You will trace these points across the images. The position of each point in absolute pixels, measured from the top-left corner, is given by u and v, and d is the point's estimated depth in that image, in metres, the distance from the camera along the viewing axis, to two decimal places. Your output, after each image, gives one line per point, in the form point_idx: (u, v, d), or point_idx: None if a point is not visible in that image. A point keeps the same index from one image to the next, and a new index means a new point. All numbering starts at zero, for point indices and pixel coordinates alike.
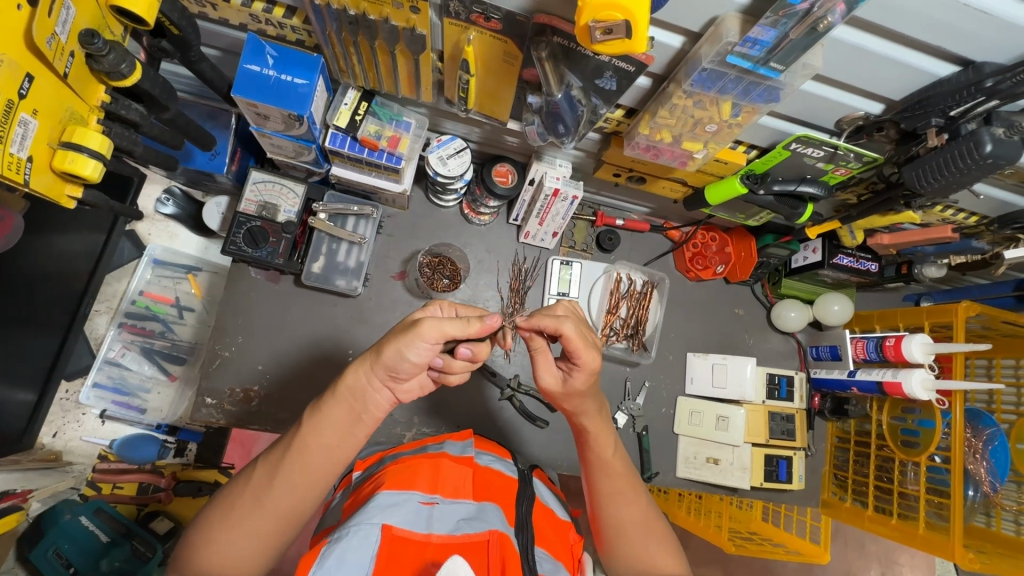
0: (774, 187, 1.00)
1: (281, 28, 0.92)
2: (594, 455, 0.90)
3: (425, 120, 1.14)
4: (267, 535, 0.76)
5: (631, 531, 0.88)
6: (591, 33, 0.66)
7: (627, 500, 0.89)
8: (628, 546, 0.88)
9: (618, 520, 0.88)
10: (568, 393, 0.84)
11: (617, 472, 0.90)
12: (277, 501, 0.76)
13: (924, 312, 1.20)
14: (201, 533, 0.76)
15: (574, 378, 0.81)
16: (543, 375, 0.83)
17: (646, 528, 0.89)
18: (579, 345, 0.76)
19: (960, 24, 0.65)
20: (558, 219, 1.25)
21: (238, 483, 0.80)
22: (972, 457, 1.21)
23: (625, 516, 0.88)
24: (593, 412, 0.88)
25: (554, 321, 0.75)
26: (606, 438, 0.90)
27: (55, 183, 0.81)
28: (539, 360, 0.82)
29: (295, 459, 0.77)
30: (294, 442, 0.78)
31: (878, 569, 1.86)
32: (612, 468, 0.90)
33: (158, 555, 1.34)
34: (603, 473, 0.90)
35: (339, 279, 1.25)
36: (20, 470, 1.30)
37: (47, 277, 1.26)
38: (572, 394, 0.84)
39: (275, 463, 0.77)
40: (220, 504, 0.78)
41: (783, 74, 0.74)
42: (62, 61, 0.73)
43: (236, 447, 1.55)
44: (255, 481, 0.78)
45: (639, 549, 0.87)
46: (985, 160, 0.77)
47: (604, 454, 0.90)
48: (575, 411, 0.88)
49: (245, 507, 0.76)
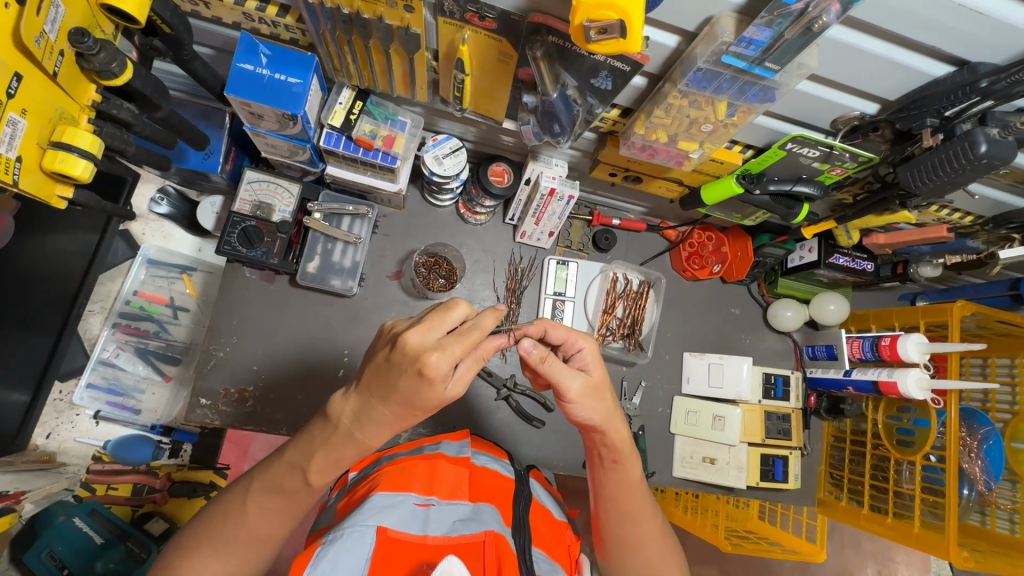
0: (769, 187, 1.00)
1: (275, 27, 0.91)
2: (620, 474, 0.85)
3: (420, 119, 1.13)
4: (258, 552, 0.78)
5: (649, 544, 0.88)
6: (586, 32, 0.65)
7: (644, 521, 0.87)
8: (638, 563, 0.88)
9: (634, 540, 0.87)
10: (594, 386, 0.79)
11: (639, 489, 0.88)
12: (271, 510, 0.76)
13: (919, 311, 1.20)
14: (186, 556, 0.75)
15: (591, 368, 0.80)
16: (566, 379, 0.77)
17: (661, 543, 0.89)
18: (568, 331, 0.81)
19: (956, 24, 0.65)
20: (554, 219, 1.25)
21: (228, 501, 0.78)
22: (966, 456, 1.20)
23: (641, 536, 0.87)
24: (622, 426, 0.83)
25: (537, 325, 0.82)
26: (633, 457, 0.86)
27: (46, 183, 0.80)
28: (556, 366, 0.76)
29: (293, 483, 0.75)
30: (290, 475, 0.75)
31: (874, 568, 1.86)
32: (636, 486, 0.87)
33: (152, 557, 1.33)
34: (625, 492, 0.87)
35: (334, 279, 1.25)
36: (12, 472, 1.27)
37: (40, 277, 1.25)
38: (598, 388, 0.79)
39: (267, 472, 0.76)
40: (207, 527, 0.77)
41: (779, 74, 0.74)
42: (51, 60, 0.73)
43: (233, 446, 1.56)
44: (251, 487, 0.77)
45: (648, 566, 0.88)
46: (979, 161, 0.77)
47: (631, 473, 0.86)
48: (604, 425, 0.81)
49: (242, 533, 0.76)
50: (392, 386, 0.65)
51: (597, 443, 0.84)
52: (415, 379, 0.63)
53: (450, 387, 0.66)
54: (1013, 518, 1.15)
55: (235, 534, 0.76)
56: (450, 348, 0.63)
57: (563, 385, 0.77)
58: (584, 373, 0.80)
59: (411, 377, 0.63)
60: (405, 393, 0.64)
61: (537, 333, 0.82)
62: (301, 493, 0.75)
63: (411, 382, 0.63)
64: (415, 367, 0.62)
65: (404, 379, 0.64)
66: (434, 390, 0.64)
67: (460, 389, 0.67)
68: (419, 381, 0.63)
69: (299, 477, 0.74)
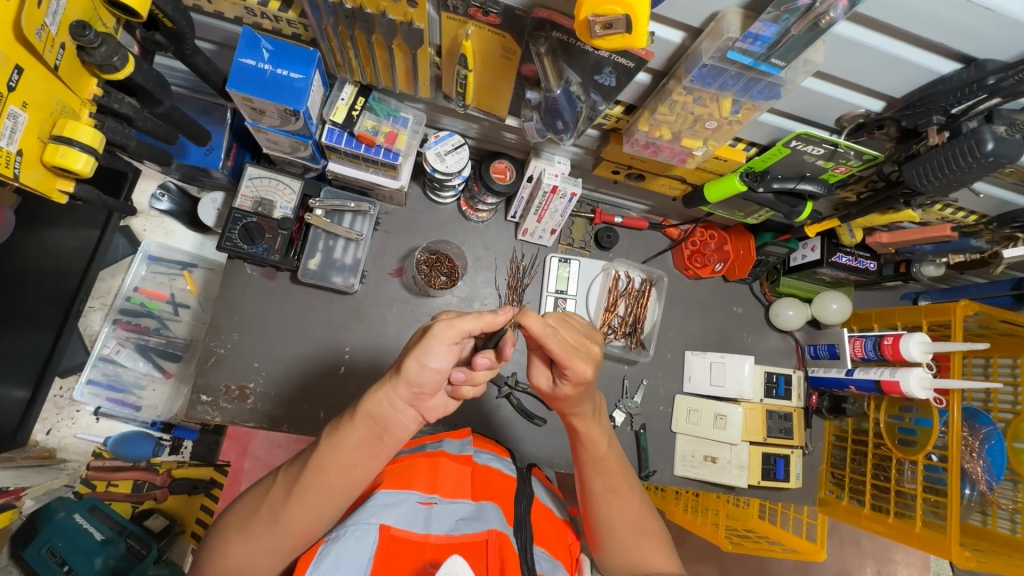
0: (773, 185, 0.99)
1: (277, 22, 0.91)
2: (587, 454, 0.86)
3: (422, 116, 1.12)
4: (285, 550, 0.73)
5: (628, 527, 0.86)
6: (590, 27, 0.65)
7: (619, 499, 0.87)
8: (621, 545, 0.87)
9: (611, 521, 0.87)
10: (555, 395, 0.80)
11: (611, 472, 0.87)
12: (292, 518, 0.71)
13: (922, 311, 1.20)
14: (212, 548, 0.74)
15: (562, 386, 0.77)
16: (534, 373, 0.79)
17: (641, 523, 0.87)
18: (560, 356, 0.71)
19: (965, 21, 0.65)
20: (557, 216, 1.24)
21: (255, 492, 0.76)
22: (969, 456, 1.20)
23: (618, 515, 0.87)
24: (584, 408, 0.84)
25: (541, 329, 0.70)
26: (599, 434, 0.86)
27: (47, 177, 0.79)
28: (534, 360, 0.79)
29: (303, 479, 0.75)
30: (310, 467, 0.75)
31: (873, 567, 1.86)
32: (607, 463, 0.87)
33: (153, 554, 1.36)
34: (596, 471, 0.87)
35: (335, 275, 1.25)
36: (12, 468, 1.28)
37: (41, 272, 1.25)
38: (560, 398, 0.80)
39: (295, 470, 0.73)
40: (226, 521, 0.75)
41: (784, 71, 0.74)
42: (52, 53, 0.72)
43: (233, 444, 1.56)
44: (276, 484, 0.74)
45: (630, 549, 0.86)
46: (986, 159, 0.76)
47: (597, 452, 0.86)
48: (570, 411, 0.83)
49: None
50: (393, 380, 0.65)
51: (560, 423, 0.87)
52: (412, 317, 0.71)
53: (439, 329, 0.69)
54: (1014, 518, 1.14)
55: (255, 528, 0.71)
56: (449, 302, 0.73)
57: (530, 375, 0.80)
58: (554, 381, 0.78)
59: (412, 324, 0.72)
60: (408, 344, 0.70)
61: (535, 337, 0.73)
62: None
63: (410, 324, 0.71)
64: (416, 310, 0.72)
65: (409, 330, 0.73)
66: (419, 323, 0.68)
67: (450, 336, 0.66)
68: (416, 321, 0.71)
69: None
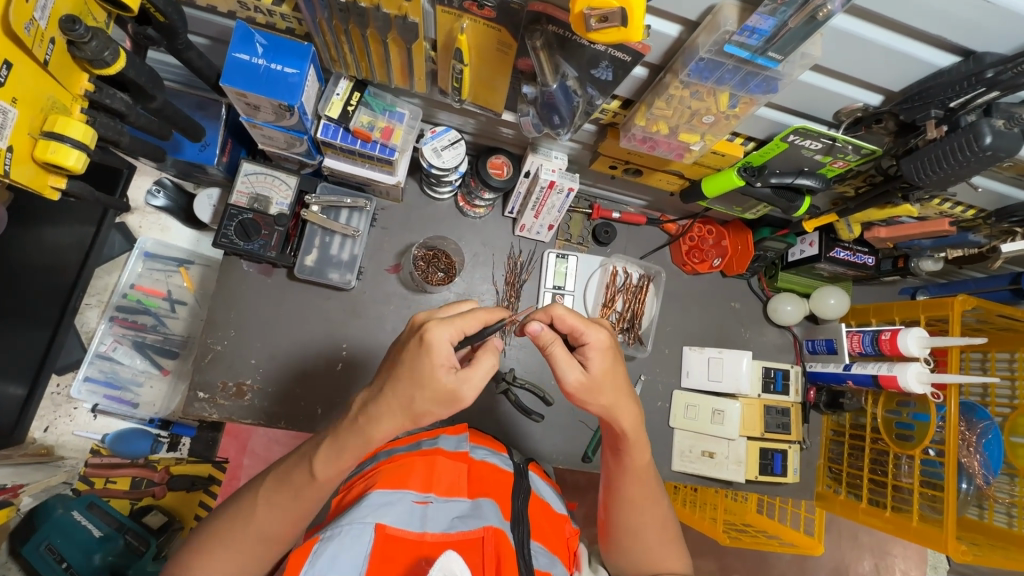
0: (771, 180, 0.98)
1: (271, 16, 0.90)
2: (629, 460, 0.85)
3: (419, 111, 1.11)
4: (266, 552, 0.77)
5: (650, 534, 0.89)
6: (586, 20, 0.64)
7: (647, 507, 0.88)
8: (639, 548, 0.89)
9: (633, 525, 0.88)
10: (594, 384, 0.76)
11: (646, 480, 0.88)
12: (276, 525, 0.75)
13: (920, 305, 1.20)
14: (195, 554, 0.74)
15: (593, 363, 0.76)
16: (564, 371, 0.75)
17: (661, 530, 0.90)
18: (577, 321, 0.76)
19: (968, 15, 0.64)
20: (554, 212, 1.24)
21: (240, 501, 0.77)
22: (966, 450, 1.19)
23: (643, 520, 0.88)
24: (632, 415, 0.81)
25: (545, 306, 0.78)
26: (642, 443, 0.85)
27: (38, 175, 0.79)
28: (556, 354, 0.75)
29: (291, 477, 0.75)
30: (300, 467, 0.75)
31: (871, 562, 1.87)
32: (644, 473, 0.87)
33: (152, 550, 1.37)
34: (632, 478, 0.87)
35: (332, 272, 1.24)
36: (11, 465, 1.28)
37: (33, 270, 1.24)
38: (599, 384, 0.76)
39: (284, 479, 0.75)
40: (222, 525, 0.76)
41: (782, 65, 0.73)
42: (42, 48, 0.71)
43: (232, 440, 1.54)
44: (264, 494, 0.75)
45: (647, 553, 0.89)
46: (984, 153, 0.76)
47: (639, 460, 0.85)
48: (613, 416, 0.80)
49: (251, 532, 0.74)
50: (403, 376, 0.67)
51: (606, 427, 0.84)
52: (415, 348, 0.68)
53: (451, 373, 0.68)
54: (1010, 512, 1.16)
55: (238, 534, 0.74)
56: (448, 320, 0.69)
57: (560, 375, 0.75)
58: (585, 367, 0.76)
59: (413, 350, 0.68)
60: (416, 380, 0.67)
61: (543, 319, 0.79)
62: (304, 491, 0.75)
63: (418, 364, 0.66)
64: (417, 336, 0.68)
65: (408, 354, 0.68)
66: (435, 366, 0.66)
67: (466, 392, 0.68)
68: (419, 350, 0.67)
69: (308, 472, 0.74)
